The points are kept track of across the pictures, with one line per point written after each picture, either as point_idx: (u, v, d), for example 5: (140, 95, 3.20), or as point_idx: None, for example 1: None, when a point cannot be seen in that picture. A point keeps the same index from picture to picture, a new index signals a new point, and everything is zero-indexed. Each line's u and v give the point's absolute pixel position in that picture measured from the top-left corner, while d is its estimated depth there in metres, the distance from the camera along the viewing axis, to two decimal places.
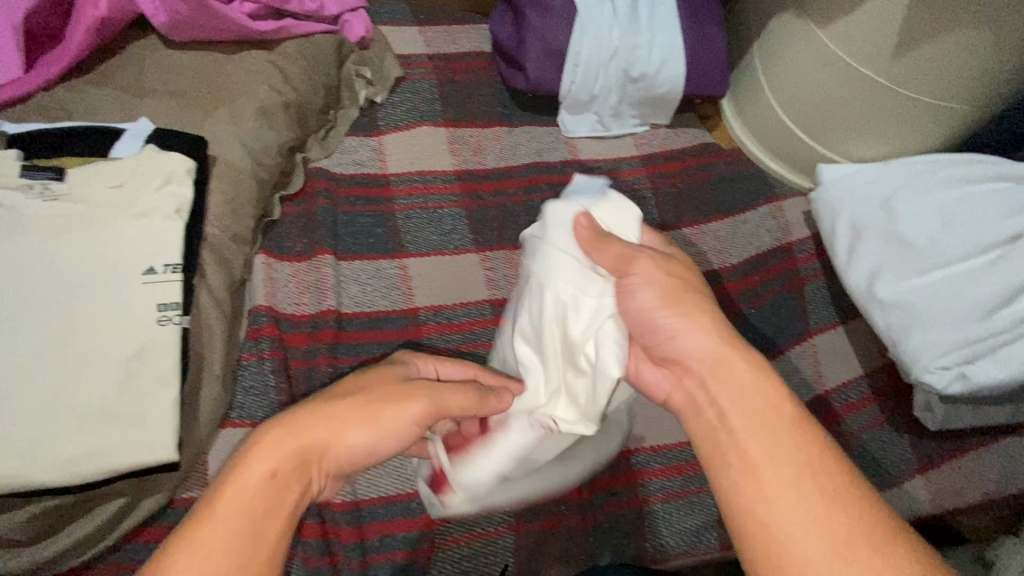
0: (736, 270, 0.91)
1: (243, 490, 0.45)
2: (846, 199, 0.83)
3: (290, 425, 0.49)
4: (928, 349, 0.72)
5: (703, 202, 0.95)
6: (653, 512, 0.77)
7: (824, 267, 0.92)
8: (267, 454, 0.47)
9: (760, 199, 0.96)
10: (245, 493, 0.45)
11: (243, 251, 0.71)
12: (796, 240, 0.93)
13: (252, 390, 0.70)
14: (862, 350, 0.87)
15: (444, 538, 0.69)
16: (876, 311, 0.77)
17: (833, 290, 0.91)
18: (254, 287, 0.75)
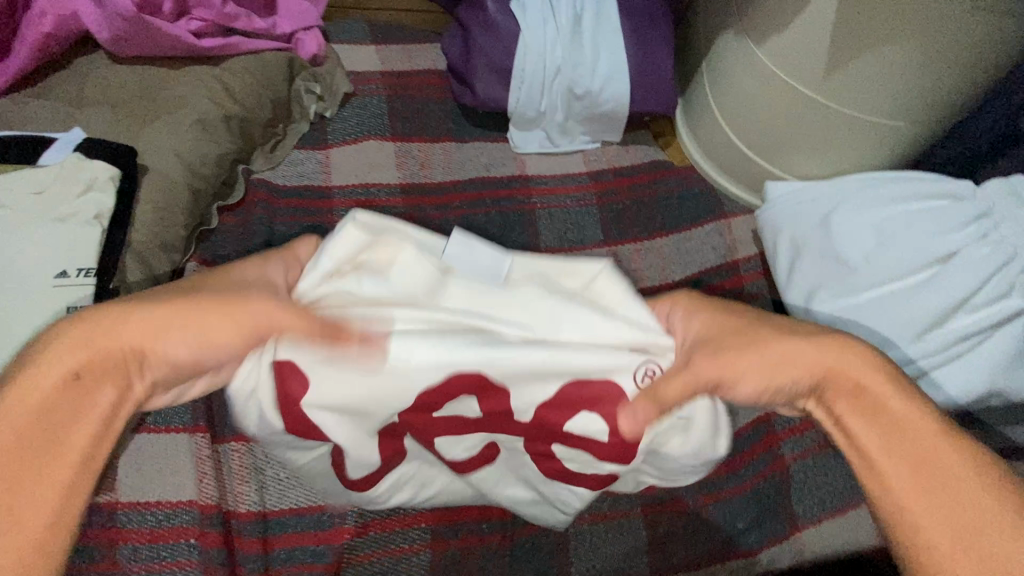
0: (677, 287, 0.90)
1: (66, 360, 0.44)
2: (787, 217, 0.82)
3: (87, 334, 0.45)
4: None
5: (651, 218, 0.95)
6: (580, 534, 0.75)
7: (770, 286, 0.91)
8: (59, 360, 0.44)
9: (709, 215, 0.96)
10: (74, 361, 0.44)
11: (171, 259, 0.71)
12: (742, 258, 0.92)
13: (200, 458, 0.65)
14: None
15: (354, 554, 0.68)
16: None
17: (778, 309, 0.89)
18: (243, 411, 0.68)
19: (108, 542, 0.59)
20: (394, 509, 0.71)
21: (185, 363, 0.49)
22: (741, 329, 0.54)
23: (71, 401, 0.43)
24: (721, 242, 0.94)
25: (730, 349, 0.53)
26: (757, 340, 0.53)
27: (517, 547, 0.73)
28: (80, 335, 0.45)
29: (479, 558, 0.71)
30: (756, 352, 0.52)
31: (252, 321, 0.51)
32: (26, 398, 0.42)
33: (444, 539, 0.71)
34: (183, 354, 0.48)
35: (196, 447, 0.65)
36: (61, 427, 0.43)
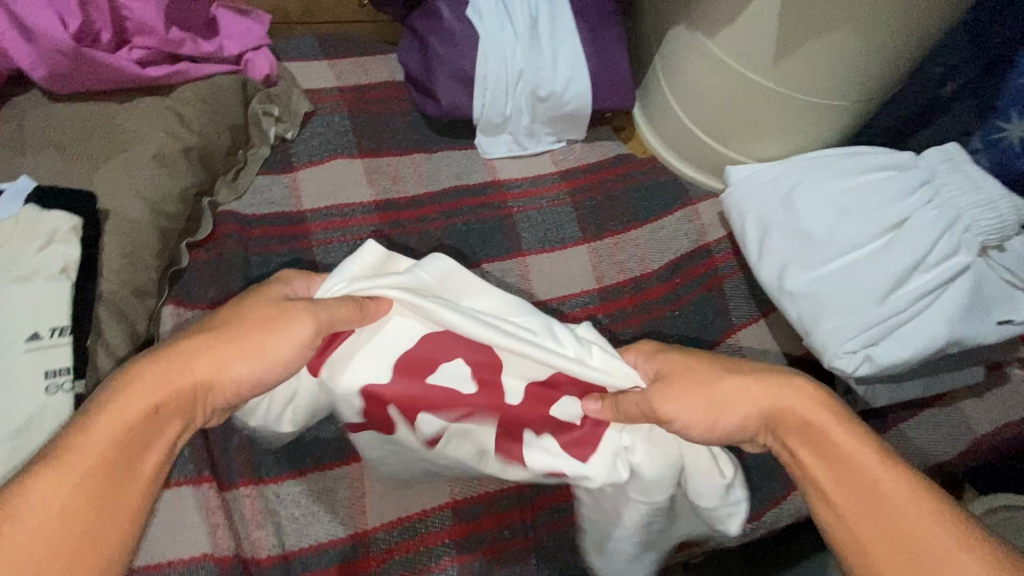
0: (658, 274, 0.93)
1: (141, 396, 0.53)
2: (752, 197, 0.86)
3: (164, 368, 0.54)
4: (834, 336, 0.77)
5: (625, 211, 0.97)
6: None
7: (741, 264, 0.96)
8: (141, 394, 0.53)
9: (677, 203, 1.01)
10: (150, 396, 0.53)
11: (148, 304, 0.68)
12: (712, 240, 0.97)
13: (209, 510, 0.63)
14: (782, 339, 0.91)
15: None
16: (788, 303, 0.81)
17: (751, 285, 0.94)
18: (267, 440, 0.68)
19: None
20: (415, 529, 0.70)
21: (244, 387, 0.58)
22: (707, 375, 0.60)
23: (177, 408, 0.55)
24: (692, 227, 0.98)
25: (683, 389, 0.59)
26: (705, 380, 0.60)
27: (541, 546, 0.74)
28: (157, 373, 0.54)
29: (506, 564, 0.72)
30: (704, 388, 0.59)
31: (300, 346, 0.58)
32: (86, 452, 0.49)
33: (470, 551, 0.71)
34: (244, 376, 0.57)
35: (204, 499, 0.64)
36: (136, 467, 0.51)
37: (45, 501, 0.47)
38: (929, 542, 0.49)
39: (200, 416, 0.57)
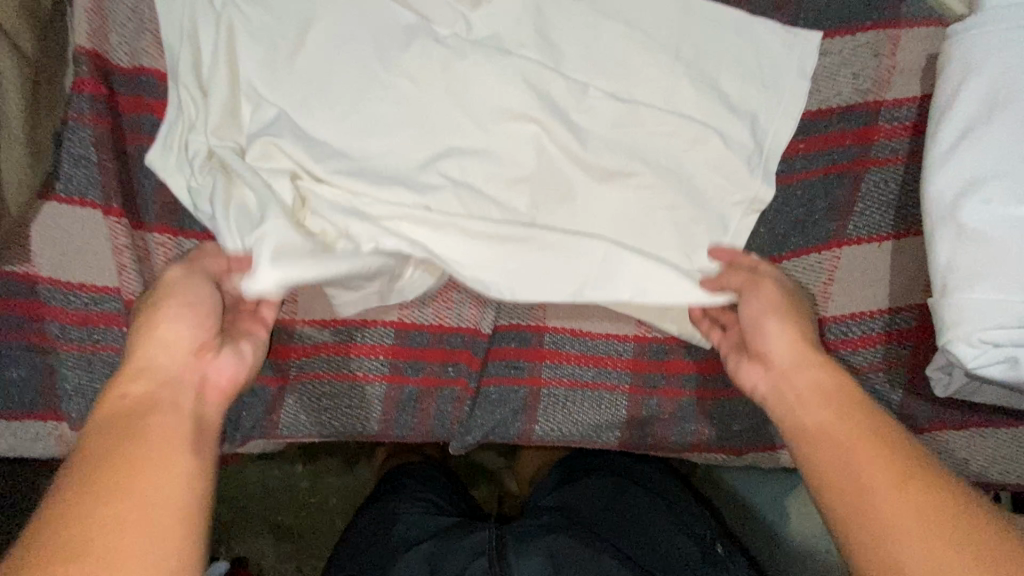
0: (803, 124, 0.62)
1: (780, 355, 0.53)
2: (996, 57, 0.53)
3: (803, 357, 0.52)
4: (1000, 309, 0.50)
5: (735, 12, 0.61)
6: (553, 396, 0.67)
7: (913, 150, 0.61)
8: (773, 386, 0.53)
9: (872, 16, 0.61)
10: (789, 359, 0.52)
11: None
12: (888, 99, 0.61)
13: (88, 245, 0.56)
14: (901, 277, 0.63)
15: (302, 372, 0.63)
16: (945, 238, 0.52)
17: (905, 186, 0.62)
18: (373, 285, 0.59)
19: (30, 314, 0.56)
20: (348, 337, 0.63)
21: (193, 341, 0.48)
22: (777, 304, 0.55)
23: (773, 402, 0.52)
24: (869, 68, 0.61)
25: (769, 319, 0.54)
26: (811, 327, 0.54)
27: (480, 397, 0.66)
28: (799, 371, 0.51)
29: (437, 397, 0.66)
30: (767, 349, 0.54)
31: (190, 333, 0.47)
32: (789, 434, 0.49)
33: (402, 375, 0.65)
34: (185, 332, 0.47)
35: (111, 234, 0.56)
36: (828, 428, 0.47)
37: (800, 386, 0.50)
38: (834, 482, 0.44)
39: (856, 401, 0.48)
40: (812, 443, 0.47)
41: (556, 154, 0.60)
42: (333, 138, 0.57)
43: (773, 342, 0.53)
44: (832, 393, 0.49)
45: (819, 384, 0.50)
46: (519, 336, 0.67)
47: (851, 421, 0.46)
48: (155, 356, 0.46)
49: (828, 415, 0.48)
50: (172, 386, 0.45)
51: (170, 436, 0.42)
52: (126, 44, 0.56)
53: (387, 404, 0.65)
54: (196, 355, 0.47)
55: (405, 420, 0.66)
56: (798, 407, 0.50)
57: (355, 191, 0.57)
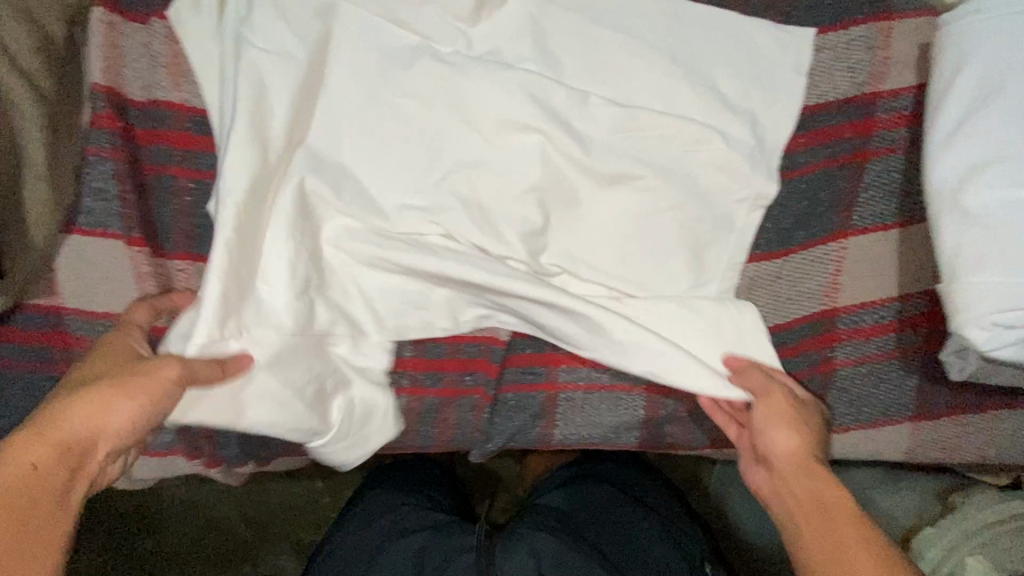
0: (803, 118, 0.63)
1: (780, 457, 0.54)
2: (990, 43, 0.54)
3: (800, 463, 0.52)
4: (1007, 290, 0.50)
5: (729, 13, 0.62)
6: (571, 400, 0.68)
7: (913, 138, 0.62)
8: (775, 489, 0.53)
9: (865, 9, 0.62)
10: (789, 462, 0.53)
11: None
12: (885, 90, 0.62)
13: (112, 275, 0.58)
14: (909, 263, 0.63)
15: None
16: (950, 224, 0.53)
17: (907, 174, 0.62)
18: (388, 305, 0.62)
19: (60, 345, 0.58)
20: None
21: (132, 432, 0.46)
22: (779, 407, 0.56)
23: (777, 507, 0.52)
24: (864, 60, 0.62)
25: (772, 423, 0.56)
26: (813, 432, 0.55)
27: (500, 403, 0.68)
28: (798, 474, 0.52)
29: (458, 406, 0.67)
30: (772, 451, 0.54)
31: (129, 421, 0.45)
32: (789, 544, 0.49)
33: (422, 387, 0.66)
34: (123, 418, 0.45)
35: (135, 263, 0.57)
36: (824, 537, 0.47)
37: (799, 491, 0.51)
38: None
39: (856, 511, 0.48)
40: (811, 554, 0.47)
41: (560, 162, 0.61)
42: (343, 158, 0.59)
43: (774, 446, 0.55)
44: (831, 499, 0.49)
45: (818, 491, 0.50)
46: (534, 343, 0.68)
47: (847, 533, 0.46)
48: (67, 424, 0.43)
49: (824, 523, 0.48)
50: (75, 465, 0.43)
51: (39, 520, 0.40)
52: (141, 79, 0.57)
53: (408, 416, 0.66)
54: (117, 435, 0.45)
55: (427, 430, 0.67)
56: (798, 512, 0.50)
57: (370, 212, 0.59)
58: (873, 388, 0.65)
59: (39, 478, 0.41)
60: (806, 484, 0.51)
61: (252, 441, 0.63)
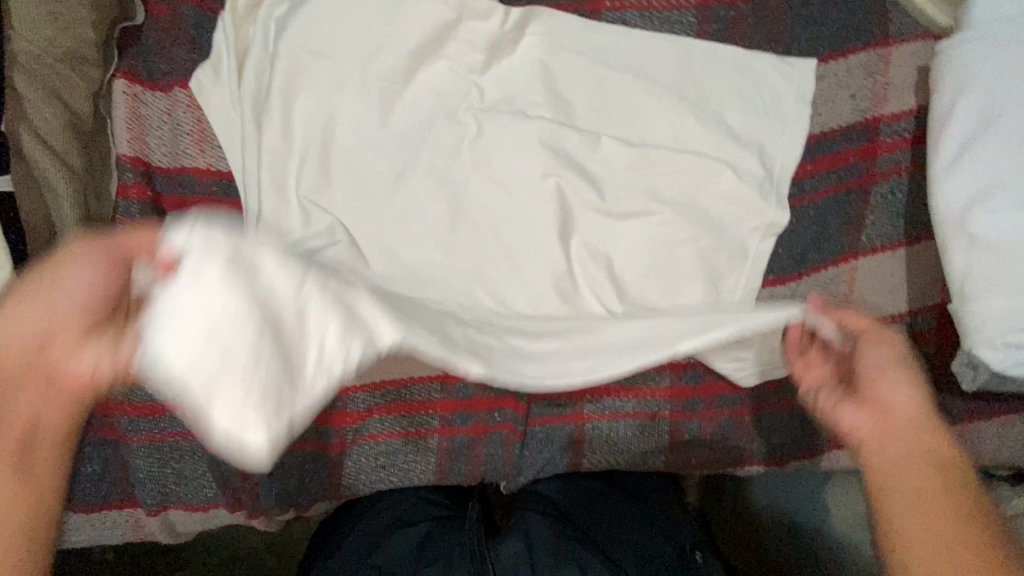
0: (810, 145, 0.65)
1: (880, 410, 0.47)
2: (987, 71, 0.56)
3: (896, 427, 0.45)
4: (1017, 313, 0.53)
5: (732, 49, 0.64)
6: (597, 429, 0.70)
7: (917, 159, 0.64)
8: (875, 431, 0.46)
9: (862, 38, 0.64)
10: (890, 415, 0.46)
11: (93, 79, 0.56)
12: (887, 114, 0.64)
13: None
14: (917, 281, 0.65)
15: (358, 435, 0.66)
16: (959, 249, 0.55)
17: (912, 195, 0.65)
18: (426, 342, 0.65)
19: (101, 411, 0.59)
20: (399, 395, 0.66)
21: (78, 298, 0.41)
22: (896, 357, 0.48)
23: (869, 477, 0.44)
24: (865, 87, 0.64)
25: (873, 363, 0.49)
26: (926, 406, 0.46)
27: (529, 437, 0.70)
28: (892, 435, 0.45)
29: (487, 442, 0.69)
30: (856, 410, 0.48)
31: (73, 293, 0.41)
32: (882, 484, 0.43)
33: (453, 426, 0.68)
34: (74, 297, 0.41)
35: None
36: (911, 507, 0.41)
37: (894, 455, 0.44)
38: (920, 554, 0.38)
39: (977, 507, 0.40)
40: (899, 512, 0.41)
41: (575, 202, 0.63)
42: (369, 213, 0.60)
43: (886, 390, 0.47)
44: (943, 489, 0.41)
45: (923, 455, 0.43)
46: None
47: (953, 515, 0.39)
48: (21, 324, 0.41)
49: (924, 486, 0.41)
50: (31, 366, 0.41)
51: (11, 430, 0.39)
52: (165, 145, 0.58)
53: (441, 455, 0.68)
54: (77, 314, 0.41)
55: (460, 467, 0.69)
56: (882, 466, 0.44)
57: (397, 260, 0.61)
58: None
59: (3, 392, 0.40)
60: (903, 412, 0.46)
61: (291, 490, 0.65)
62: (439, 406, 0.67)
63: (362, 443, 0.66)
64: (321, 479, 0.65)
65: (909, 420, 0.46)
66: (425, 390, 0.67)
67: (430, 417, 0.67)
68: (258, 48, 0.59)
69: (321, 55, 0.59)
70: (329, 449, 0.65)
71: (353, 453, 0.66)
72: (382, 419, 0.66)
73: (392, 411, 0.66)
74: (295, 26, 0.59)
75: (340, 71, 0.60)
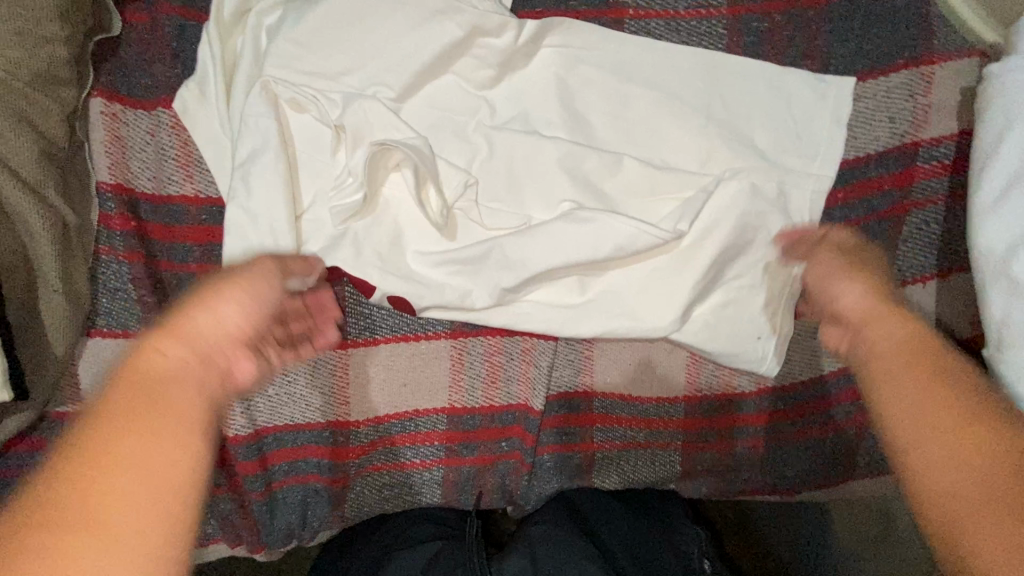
0: (841, 171, 0.61)
1: (862, 318, 0.47)
2: None
3: (884, 328, 0.45)
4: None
5: (762, 65, 0.59)
6: (606, 459, 0.68)
7: (955, 188, 0.60)
8: (876, 342, 0.45)
9: (904, 54, 0.59)
10: (874, 325, 0.46)
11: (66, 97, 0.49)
12: (926, 139, 0.60)
13: None
14: (948, 315, 0.62)
15: (360, 468, 0.64)
16: (999, 292, 0.52)
17: (947, 225, 0.61)
18: (433, 374, 0.63)
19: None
20: (403, 428, 0.64)
21: (229, 326, 0.41)
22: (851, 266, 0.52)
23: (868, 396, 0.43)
24: (904, 108, 0.59)
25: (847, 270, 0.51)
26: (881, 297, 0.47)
27: (536, 467, 0.67)
28: (887, 348, 0.43)
29: (494, 472, 0.67)
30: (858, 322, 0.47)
31: (234, 314, 0.42)
32: (875, 381, 0.42)
33: (458, 457, 0.65)
34: (233, 314, 0.41)
35: None
36: (908, 391, 0.40)
37: (892, 366, 0.42)
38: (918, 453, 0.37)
39: (939, 346, 0.42)
40: (882, 386, 0.41)
41: None
42: (370, 243, 0.57)
43: (846, 292, 0.50)
44: (895, 337, 0.44)
45: (889, 339, 0.44)
46: (569, 404, 0.67)
47: (932, 368, 0.40)
48: (190, 368, 0.38)
49: (909, 367, 0.41)
50: (221, 373, 0.39)
51: (180, 413, 0.35)
52: (148, 168, 0.54)
53: (446, 485, 0.66)
54: (238, 341, 0.41)
55: (466, 497, 0.67)
56: (875, 367, 0.43)
57: (402, 293, 0.57)
58: None
59: (172, 370, 0.37)
60: (852, 306, 0.49)
61: (293, 524, 0.63)
62: (444, 438, 0.65)
63: (365, 476, 0.64)
64: (322, 513, 0.64)
65: (903, 340, 0.43)
66: (429, 422, 0.64)
67: (435, 449, 0.65)
68: (248, 62, 0.54)
69: (318, 73, 0.55)
70: (329, 483, 0.63)
71: (355, 485, 0.64)
72: (385, 452, 0.64)
73: (395, 444, 0.64)
74: (290, 39, 0.55)
75: (340, 91, 0.55)
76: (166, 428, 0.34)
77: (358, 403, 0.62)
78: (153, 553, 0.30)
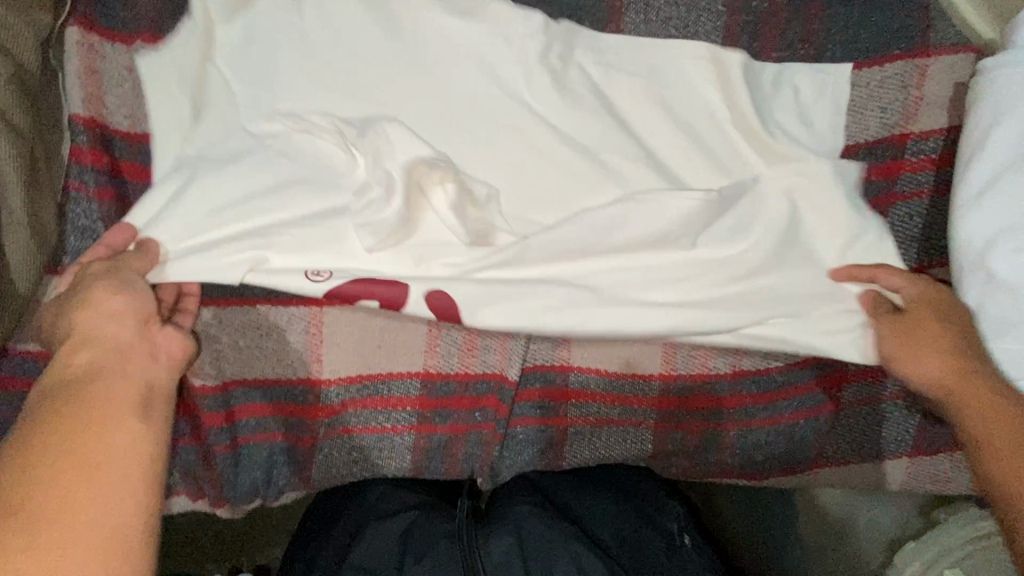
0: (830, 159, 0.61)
1: (933, 370, 0.53)
2: None
3: (970, 389, 0.51)
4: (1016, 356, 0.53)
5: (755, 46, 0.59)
6: (580, 434, 0.68)
7: (942, 181, 0.60)
8: (964, 394, 0.51)
9: (898, 44, 0.59)
10: (956, 383, 0.52)
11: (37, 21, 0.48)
12: (916, 130, 0.60)
13: None
14: None
15: (330, 429, 0.63)
16: (975, 285, 0.53)
17: (931, 218, 0.61)
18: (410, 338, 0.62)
19: None
20: (376, 390, 0.63)
21: (129, 321, 0.47)
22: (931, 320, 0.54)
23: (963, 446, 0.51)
24: (895, 99, 0.60)
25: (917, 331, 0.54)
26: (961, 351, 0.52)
27: (509, 439, 0.67)
28: (971, 401, 0.51)
29: (467, 441, 0.67)
30: (945, 380, 0.53)
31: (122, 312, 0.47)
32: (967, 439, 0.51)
33: (431, 424, 0.65)
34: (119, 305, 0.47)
35: None
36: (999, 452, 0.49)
37: (980, 420, 0.50)
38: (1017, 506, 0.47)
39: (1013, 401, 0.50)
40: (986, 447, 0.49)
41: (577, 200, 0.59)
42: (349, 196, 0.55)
43: (925, 364, 0.53)
44: (994, 399, 0.50)
45: (983, 397, 0.51)
46: (544, 377, 0.66)
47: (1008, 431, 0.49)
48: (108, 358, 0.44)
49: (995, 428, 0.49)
50: (129, 351, 0.45)
51: (114, 400, 0.41)
52: (125, 106, 0.53)
53: (417, 452, 0.66)
54: (136, 325, 0.47)
55: (436, 465, 0.67)
56: (973, 424, 0.51)
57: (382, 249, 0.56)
58: (878, 426, 0.68)
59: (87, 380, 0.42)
60: (940, 369, 0.53)
61: (258, 482, 0.62)
62: (417, 404, 0.64)
63: (335, 437, 0.63)
64: (288, 472, 0.63)
65: (982, 395, 0.51)
66: (403, 387, 0.63)
67: (408, 415, 0.64)
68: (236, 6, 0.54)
69: None
70: (298, 442, 0.62)
71: (325, 447, 0.63)
72: (357, 414, 0.63)
73: (368, 406, 0.63)
74: None
75: None
76: (105, 424, 0.40)
77: (331, 362, 0.61)
78: (143, 494, 0.38)
